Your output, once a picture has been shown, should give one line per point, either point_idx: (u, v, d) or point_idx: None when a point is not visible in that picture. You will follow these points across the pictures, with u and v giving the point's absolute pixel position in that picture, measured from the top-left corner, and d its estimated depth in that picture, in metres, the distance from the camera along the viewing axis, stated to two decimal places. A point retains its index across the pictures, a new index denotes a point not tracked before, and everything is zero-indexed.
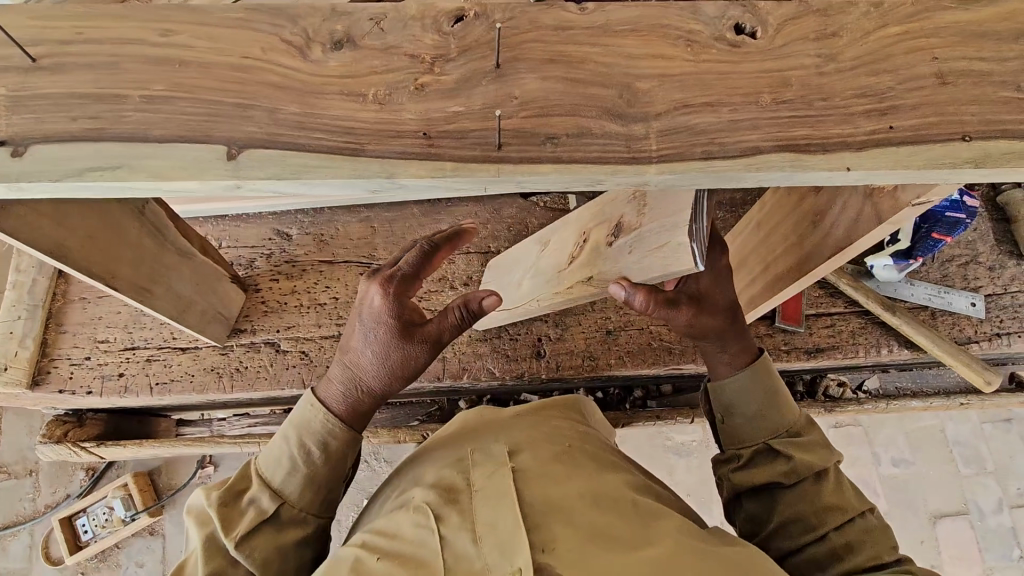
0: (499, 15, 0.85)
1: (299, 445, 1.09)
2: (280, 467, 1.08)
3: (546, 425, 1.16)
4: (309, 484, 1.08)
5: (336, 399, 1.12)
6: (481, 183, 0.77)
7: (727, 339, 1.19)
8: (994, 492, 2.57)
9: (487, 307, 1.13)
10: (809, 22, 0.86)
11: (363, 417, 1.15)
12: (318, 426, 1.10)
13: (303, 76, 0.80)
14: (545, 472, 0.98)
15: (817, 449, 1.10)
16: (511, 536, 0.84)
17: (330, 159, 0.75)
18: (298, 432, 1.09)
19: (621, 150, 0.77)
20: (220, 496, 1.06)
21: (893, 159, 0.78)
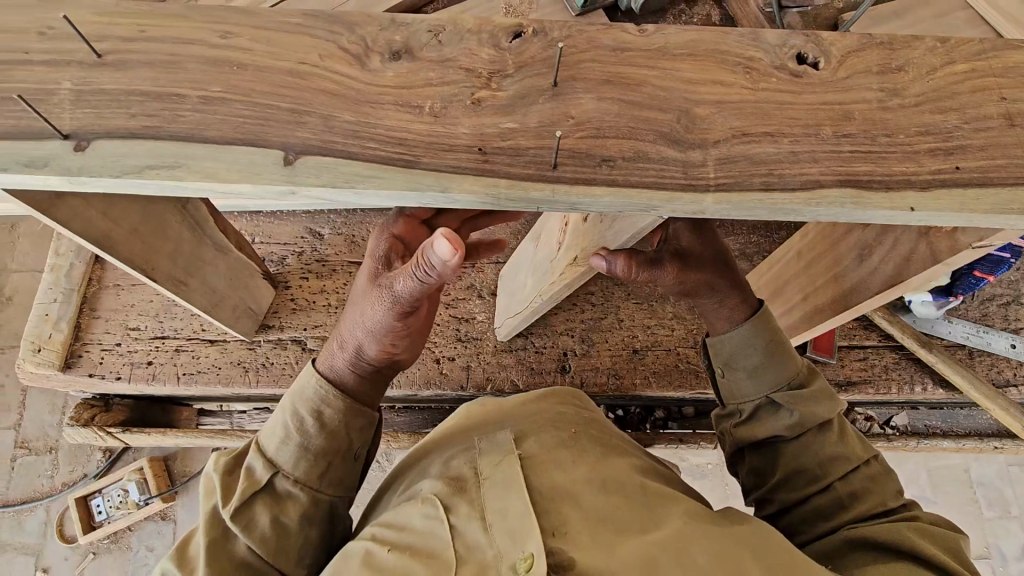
0: (558, 33, 0.84)
1: (293, 413, 0.97)
2: (276, 436, 0.97)
3: (553, 412, 1.12)
4: (304, 453, 0.96)
5: (330, 364, 1.03)
6: (534, 202, 0.76)
7: (721, 287, 1.12)
8: (1017, 537, 2.50)
9: (446, 248, 0.77)
10: (873, 55, 0.84)
11: (360, 385, 1.04)
12: (312, 392, 0.99)
13: (359, 85, 0.80)
14: (552, 458, 0.93)
15: (822, 398, 1.05)
16: (523, 522, 0.80)
17: (384, 169, 0.75)
18: (291, 399, 0.98)
19: (677, 176, 0.76)
20: (223, 462, 0.98)
21: (959, 201, 0.76)
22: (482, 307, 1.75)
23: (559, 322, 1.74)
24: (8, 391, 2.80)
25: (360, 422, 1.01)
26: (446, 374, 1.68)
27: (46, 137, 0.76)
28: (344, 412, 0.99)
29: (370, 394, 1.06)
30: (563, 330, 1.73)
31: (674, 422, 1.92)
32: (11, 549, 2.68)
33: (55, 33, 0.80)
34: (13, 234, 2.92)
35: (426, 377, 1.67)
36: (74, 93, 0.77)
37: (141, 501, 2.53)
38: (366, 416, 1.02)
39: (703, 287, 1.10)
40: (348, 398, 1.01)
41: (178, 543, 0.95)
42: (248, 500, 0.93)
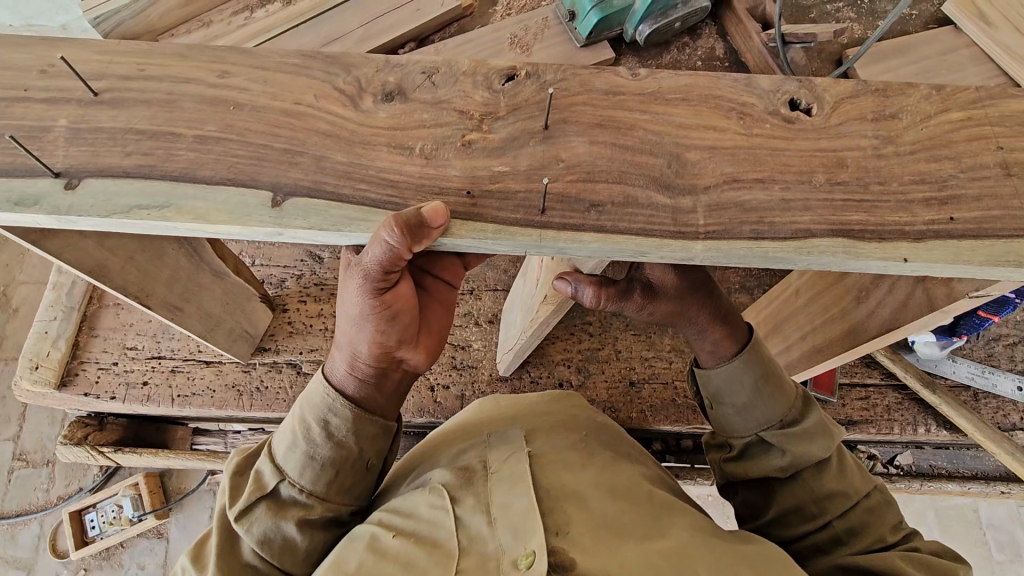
0: (551, 76, 0.85)
1: (299, 420, 0.85)
2: (283, 440, 0.86)
3: (562, 419, 1.13)
4: (311, 461, 0.84)
5: (333, 374, 0.86)
6: (522, 247, 0.75)
7: (693, 320, 1.08)
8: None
9: (421, 217, 0.70)
10: (866, 102, 0.84)
11: (371, 389, 0.87)
12: (319, 400, 0.85)
13: (353, 126, 0.80)
14: (561, 461, 0.95)
15: (815, 437, 0.99)
16: (527, 517, 0.80)
17: (373, 212, 0.75)
18: (300, 405, 0.86)
19: (667, 223, 0.75)
20: (237, 463, 0.91)
21: (953, 253, 0.75)
22: (478, 334, 1.74)
23: (555, 351, 1.73)
24: (8, 404, 2.78)
25: (371, 429, 0.87)
26: (441, 402, 1.67)
27: (38, 175, 0.76)
28: (353, 421, 0.85)
29: (385, 397, 0.89)
30: (561, 360, 1.72)
31: (671, 455, 1.80)
32: (2, 563, 2.64)
33: (55, 71, 0.82)
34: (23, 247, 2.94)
35: (420, 405, 1.66)
36: (71, 131, 0.78)
37: (134, 518, 2.45)
38: (378, 421, 0.87)
39: (673, 318, 1.09)
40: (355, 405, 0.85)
41: (200, 538, 0.88)
42: (252, 505, 0.83)
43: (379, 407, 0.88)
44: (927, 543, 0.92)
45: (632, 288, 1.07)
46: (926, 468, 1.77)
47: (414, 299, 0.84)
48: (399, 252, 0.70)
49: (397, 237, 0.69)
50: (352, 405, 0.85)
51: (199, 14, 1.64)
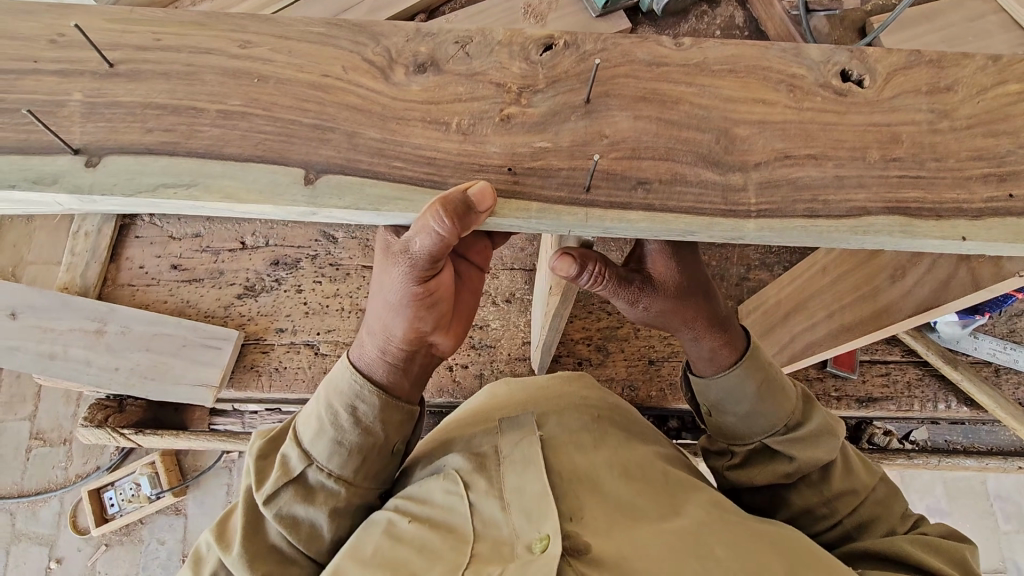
0: (591, 46, 0.81)
1: (324, 404, 0.78)
2: (308, 424, 0.79)
3: (574, 393, 1.07)
4: (339, 448, 0.77)
5: (360, 359, 0.79)
6: (566, 227, 0.72)
7: (686, 325, 1.00)
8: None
9: (476, 196, 0.66)
10: (920, 74, 0.81)
11: (399, 376, 0.80)
12: (346, 385, 0.77)
13: (385, 100, 0.76)
14: (575, 442, 0.92)
15: (819, 439, 0.94)
16: (540, 502, 0.79)
17: (407, 190, 0.71)
18: (325, 388, 0.79)
19: (717, 200, 0.72)
20: (261, 446, 0.83)
21: (1013, 231, 0.72)
22: (496, 314, 1.73)
23: (573, 329, 1.73)
24: (23, 383, 2.74)
25: (398, 417, 0.80)
26: (459, 382, 1.67)
27: (56, 152, 0.72)
28: (382, 408, 0.78)
29: (413, 384, 0.82)
30: (580, 338, 1.72)
31: (688, 432, 1.79)
32: (25, 539, 2.65)
33: (68, 41, 0.77)
34: (29, 227, 2.80)
35: (439, 385, 1.66)
36: (86, 105, 0.74)
37: (152, 495, 2.46)
38: (406, 409, 0.80)
39: (665, 317, 1.00)
40: (386, 392, 0.79)
41: (222, 515, 0.84)
42: (278, 491, 0.77)
43: (405, 394, 0.81)
44: (932, 526, 0.90)
45: (631, 279, 0.96)
46: (942, 443, 1.80)
47: (450, 290, 0.77)
48: (449, 232, 0.66)
49: (446, 225, 0.65)
50: (382, 391, 0.78)
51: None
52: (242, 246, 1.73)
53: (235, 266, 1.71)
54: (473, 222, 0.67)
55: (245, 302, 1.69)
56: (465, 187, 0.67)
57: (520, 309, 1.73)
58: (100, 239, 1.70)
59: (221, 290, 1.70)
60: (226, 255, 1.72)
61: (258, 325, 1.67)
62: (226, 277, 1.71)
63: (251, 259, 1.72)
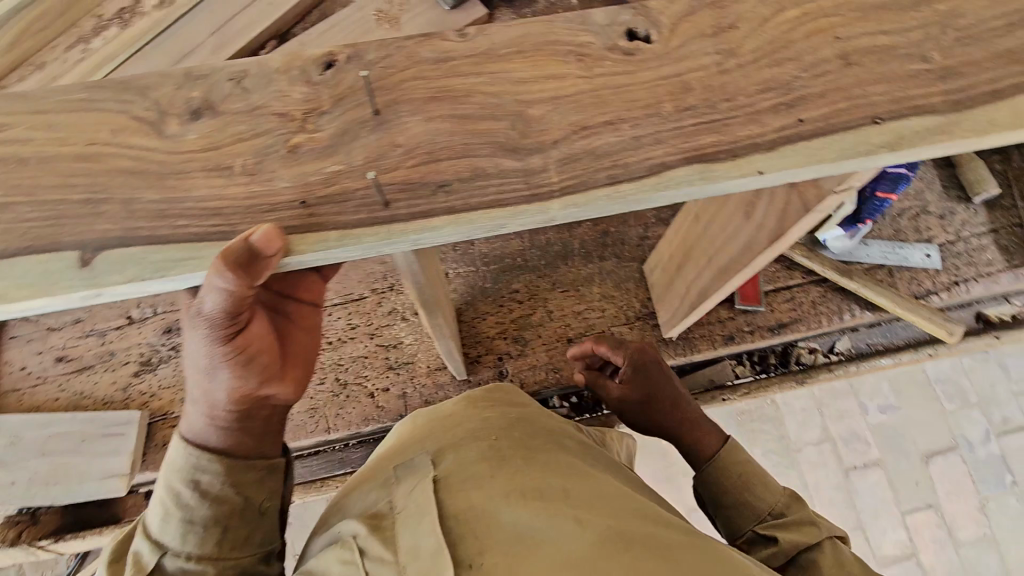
0: (373, 54, 0.78)
1: (165, 487, 0.73)
2: (156, 510, 0.74)
3: (473, 423, 1.01)
4: (192, 525, 0.73)
5: (191, 430, 0.75)
6: (373, 248, 0.69)
7: (667, 422, 1.22)
8: (980, 423, 2.28)
9: (261, 242, 0.63)
10: (704, 17, 0.81)
11: (239, 436, 0.76)
12: (182, 460, 0.74)
13: (160, 156, 0.71)
14: (471, 476, 0.85)
15: (804, 525, 0.95)
16: (432, 557, 0.70)
17: (197, 247, 0.67)
18: (164, 470, 0.75)
19: (520, 187, 0.71)
20: (113, 547, 0.77)
21: (806, 155, 0.73)
22: (409, 329, 1.71)
23: (488, 327, 1.73)
24: None
25: (255, 476, 0.77)
26: (384, 407, 1.64)
27: None
28: (227, 473, 0.75)
29: (259, 439, 0.79)
30: (496, 334, 1.72)
31: None
32: None
33: None
34: None
35: (363, 414, 1.63)
36: None
37: None
38: (260, 466, 0.78)
39: (642, 416, 1.26)
40: (227, 456, 0.75)
41: None
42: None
43: (251, 450, 0.78)
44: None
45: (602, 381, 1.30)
46: (866, 348, 1.86)
47: (268, 336, 0.74)
48: (238, 287, 0.64)
49: (230, 279, 0.62)
50: (223, 457, 0.75)
51: (25, 59, 1.78)
52: (129, 320, 1.66)
53: (125, 344, 1.64)
54: (263, 267, 0.64)
55: (145, 377, 1.62)
56: (248, 233, 0.64)
57: None
58: None
59: (116, 372, 1.62)
60: (114, 334, 1.65)
61: (163, 400, 1.61)
62: (119, 357, 1.63)
63: (140, 332, 1.66)
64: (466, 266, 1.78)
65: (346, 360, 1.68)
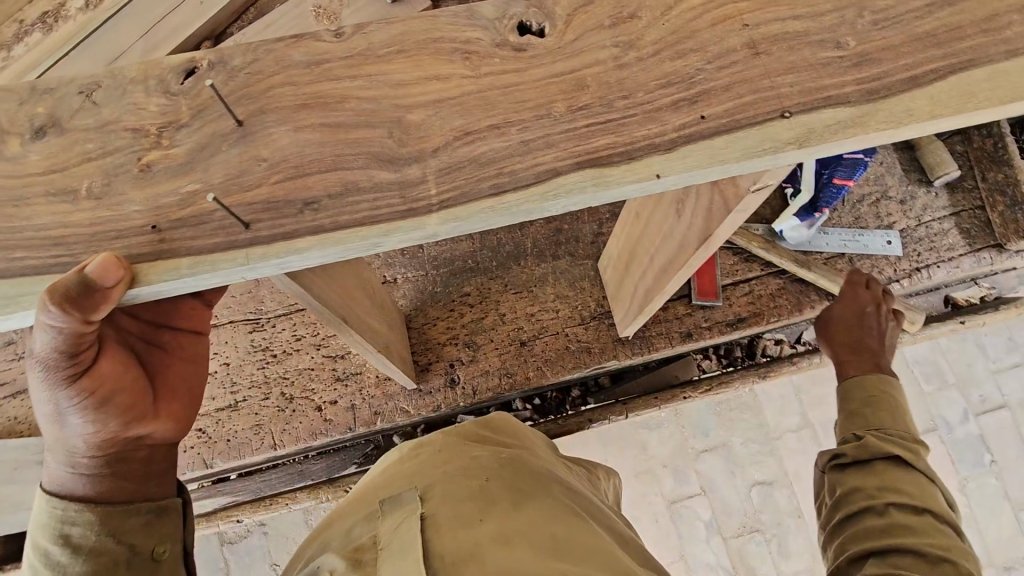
0: (240, 59, 0.71)
1: (31, 548, 0.66)
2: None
3: (463, 456, 0.93)
4: None
5: (52, 482, 0.68)
6: (233, 275, 0.63)
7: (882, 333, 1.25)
8: (958, 403, 2.35)
9: (96, 272, 0.57)
10: (602, 7, 0.75)
11: (109, 480, 0.70)
12: (48, 513, 0.66)
13: (1, 182, 0.65)
14: (455, 513, 0.76)
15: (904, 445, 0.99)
16: None
17: (33, 280, 0.61)
18: (32, 530, 0.67)
19: (395, 202, 0.65)
20: None
21: (708, 155, 0.68)
22: None
23: (438, 333, 1.67)
24: None
25: (137, 518, 0.69)
26: (331, 420, 1.58)
27: None
28: (101, 521, 0.67)
29: (138, 481, 0.72)
30: (447, 340, 1.66)
31: (591, 397, 1.93)
32: None
33: None
34: None
35: (311, 429, 1.57)
36: None
37: None
38: (142, 507, 0.70)
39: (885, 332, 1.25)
40: (96, 502, 0.68)
41: None
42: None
43: (132, 494, 0.71)
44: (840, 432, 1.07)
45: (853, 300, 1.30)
46: None
47: (122, 371, 0.71)
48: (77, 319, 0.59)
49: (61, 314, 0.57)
50: (94, 504, 0.68)
51: None
52: None
53: None
54: (105, 298, 0.58)
55: None
56: (84, 265, 0.59)
57: None
58: None
59: None
60: None
61: None
62: None
63: None
64: (415, 270, 1.73)
65: (291, 373, 1.61)
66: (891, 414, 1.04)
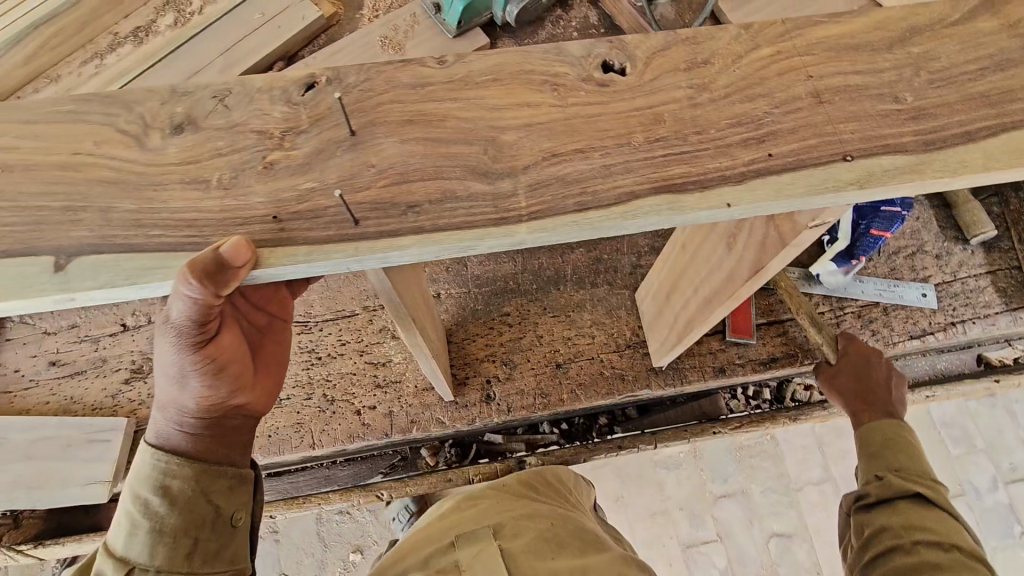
0: (354, 78, 0.80)
1: (131, 498, 0.72)
2: (119, 527, 0.71)
3: (522, 507, 1.05)
4: (160, 535, 0.70)
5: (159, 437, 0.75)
6: (341, 265, 0.71)
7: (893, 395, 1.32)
8: (987, 470, 2.32)
9: (230, 254, 0.65)
10: (678, 53, 0.83)
11: (208, 442, 0.77)
12: (151, 466, 0.73)
13: (141, 169, 0.74)
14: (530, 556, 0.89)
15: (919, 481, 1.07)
16: None
17: (167, 256, 0.69)
18: (131, 483, 0.73)
19: (488, 210, 0.72)
20: None
21: (776, 189, 0.74)
22: (399, 348, 1.72)
23: (476, 349, 1.72)
24: None
25: (225, 482, 0.76)
26: (369, 424, 1.63)
27: None
28: (196, 479, 0.74)
29: (230, 446, 0.79)
30: (485, 356, 1.71)
31: (619, 426, 1.95)
32: None
33: None
34: None
35: (348, 432, 1.62)
36: None
37: None
38: (229, 473, 0.77)
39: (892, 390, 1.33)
40: (195, 462, 0.75)
41: None
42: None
43: (222, 458, 0.77)
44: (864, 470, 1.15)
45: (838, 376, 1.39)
46: None
47: (239, 343, 0.79)
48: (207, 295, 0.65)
49: (198, 288, 0.64)
50: (194, 462, 0.74)
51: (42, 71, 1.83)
52: (123, 327, 1.69)
53: (118, 350, 1.66)
54: (236, 275, 0.66)
55: (134, 385, 1.63)
56: (218, 245, 0.66)
57: None
58: None
59: (106, 378, 1.64)
60: (107, 340, 1.67)
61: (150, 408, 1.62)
62: (110, 364, 1.65)
63: (133, 339, 1.68)
64: (456, 286, 1.79)
65: (334, 377, 1.68)
66: (908, 456, 1.12)
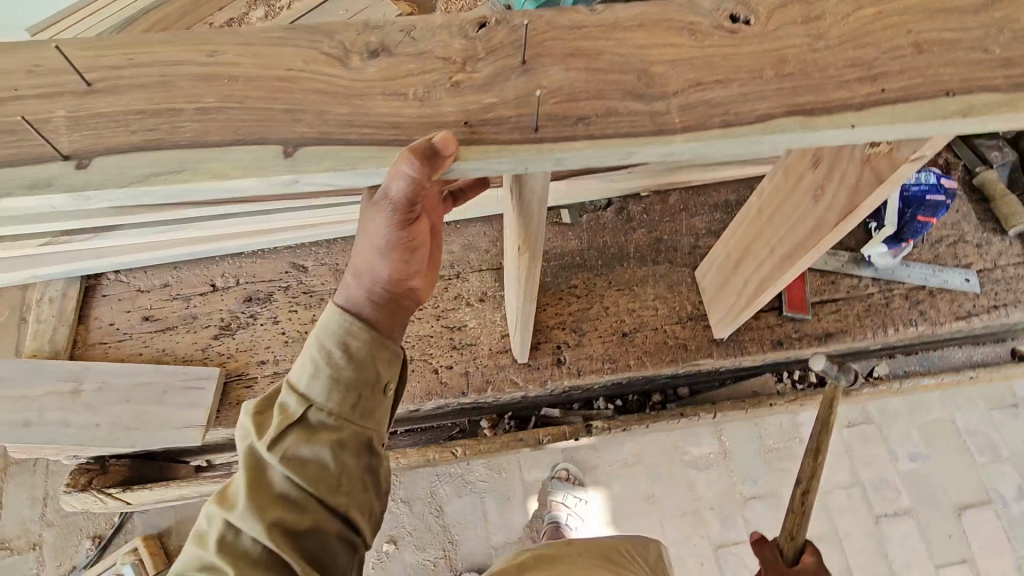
0: (519, 19, 0.93)
1: (316, 349, 0.87)
2: (302, 370, 0.87)
3: None
4: (336, 384, 0.86)
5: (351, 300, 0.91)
6: (522, 163, 0.82)
7: None
8: (1013, 478, 2.44)
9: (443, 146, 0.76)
10: (796, 9, 0.96)
11: (385, 314, 0.92)
12: (337, 325, 0.88)
13: (346, 83, 0.85)
14: None
15: None
16: None
17: (378, 150, 0.80)
18: (314, 337, 0.88)
19: (647, 124, 0.84)
20: (256, 402, 0.87)
21: (890, 116, 0.86)
22: (473, 313, 1.81)
23: (548, 318, 1.82)
24: None
25: (387, 352, 0.91)
26: (447, 383, 1.74)
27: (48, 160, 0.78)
28: (370, 344, 0.89)
29: (397, 321, 0.94)
30: (555, 324, 1.81)
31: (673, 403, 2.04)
32: None
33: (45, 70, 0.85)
34: None
35: (427, 389, 1.72)
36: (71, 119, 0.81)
37: None
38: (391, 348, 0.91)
39: None
40: (374, 330, 0.90)
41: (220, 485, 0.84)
42: (283, 435, 0.82)
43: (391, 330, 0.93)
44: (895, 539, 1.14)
45: None
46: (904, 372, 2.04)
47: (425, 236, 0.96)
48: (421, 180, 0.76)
49: (418, 168, 0.74)
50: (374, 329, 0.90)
51: None
52: (213, 287, 1.77)
53: (208, 308, 1.75)
54: (442, 162, 0.77)
55: (224, 340, 1.72)
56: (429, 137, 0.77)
57: (494, 306, 1.82)
58: (68, 302, 1.71)
59: (197, 333, 1.72)
60: (198, 299, 1.75)
61: (239, 361, 1.70)
62: (202, 320, 1.74)
63: (223, 299, 1.76)
64: None
65: (414, 339, 1.77)
66: None
